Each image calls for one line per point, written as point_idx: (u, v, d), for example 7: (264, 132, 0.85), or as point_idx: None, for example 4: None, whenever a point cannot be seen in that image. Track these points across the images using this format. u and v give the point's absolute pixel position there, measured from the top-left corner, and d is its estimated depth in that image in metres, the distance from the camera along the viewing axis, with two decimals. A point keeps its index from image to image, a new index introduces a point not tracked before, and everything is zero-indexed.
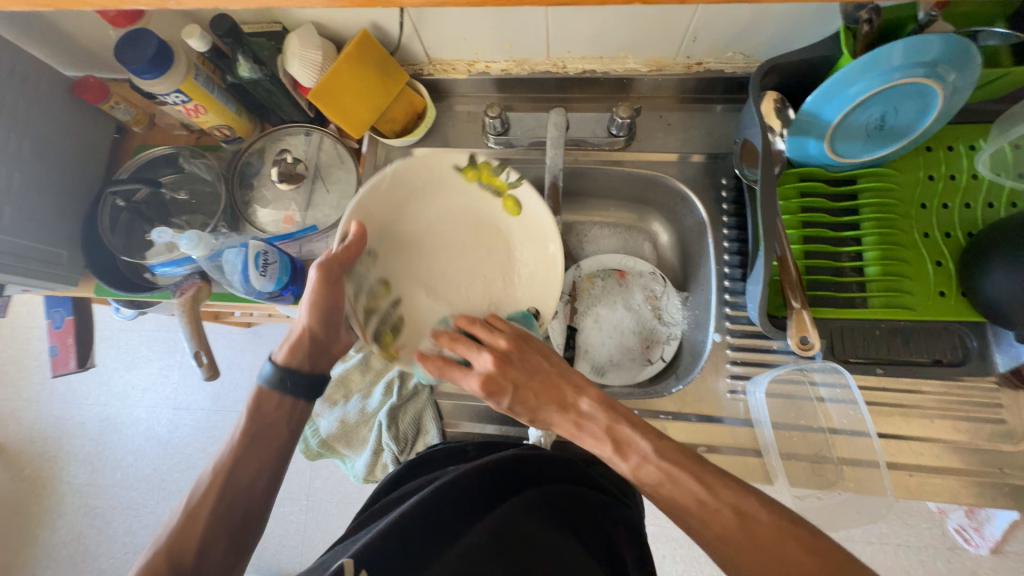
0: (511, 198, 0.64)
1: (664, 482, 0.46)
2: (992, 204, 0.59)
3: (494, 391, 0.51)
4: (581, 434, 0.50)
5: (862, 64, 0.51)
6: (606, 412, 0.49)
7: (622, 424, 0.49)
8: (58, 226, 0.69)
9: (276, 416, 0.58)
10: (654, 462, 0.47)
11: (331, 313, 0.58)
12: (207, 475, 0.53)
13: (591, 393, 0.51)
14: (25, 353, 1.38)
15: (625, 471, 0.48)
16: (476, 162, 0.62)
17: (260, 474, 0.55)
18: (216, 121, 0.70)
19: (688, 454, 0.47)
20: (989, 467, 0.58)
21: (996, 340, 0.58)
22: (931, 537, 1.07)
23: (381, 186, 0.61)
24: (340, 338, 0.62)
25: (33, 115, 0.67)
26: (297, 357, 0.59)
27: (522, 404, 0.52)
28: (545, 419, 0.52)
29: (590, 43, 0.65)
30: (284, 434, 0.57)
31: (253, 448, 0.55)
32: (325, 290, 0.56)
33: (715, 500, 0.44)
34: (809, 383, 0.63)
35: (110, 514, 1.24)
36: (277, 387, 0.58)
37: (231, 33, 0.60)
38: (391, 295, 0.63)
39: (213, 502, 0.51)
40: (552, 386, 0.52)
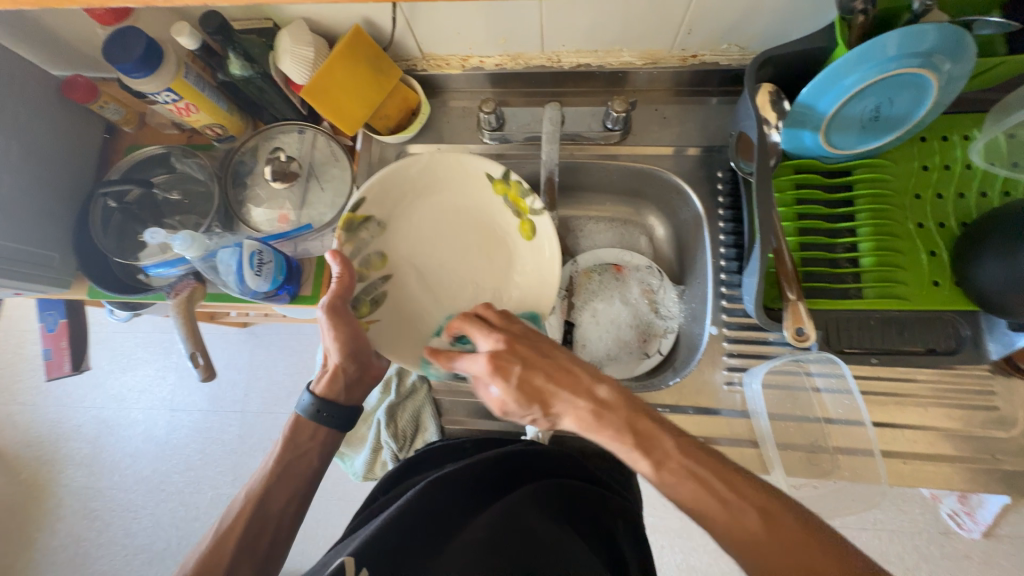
0: (528, 222, 0.64)
1: (687, 483, 0.44)
2: (985, 194, 0.59)
3: (502, 365, 0.50)
4: (598, 425, 0.47)
5: (857, 55, 0.51)
6: (623, 404, 0.47)
7: (643, 418, 0.47)
8: (50, 228, 0.69)
9: (310, 445, 0.59)
10: (674, 458, 0.45)
11: (354, 348, 0.57)
12: (240, 501, 0.54)
13: (608, 383, 0.49)
14: (19, 356, 1.37)
15: (648, 475, 0.45)
16: (508, 178, 0.63)
17: (289, 502, 0.56)
18: (208, 119, 0.69)
19: (705, 453, 0.46)
20: (983, 454, 0.58)
21: (988, 328, 0.58)
22: (925, 523, 1.09)
23: (411, 168, 0.62)
24: (372, 368, 0.61)
25: (21, 115, 0.66)
26: (334, 389, 0.59)
27: (532, 387, 0.50)
28: (556, 410, 0.49)
29: (584, 37, 0.65)
30: (317, 462, 0.59)
31: (283, 479, 0.56)
32: (340, 329, 0.55)
33: (739, 499, 0.43)
34: (805, 374, 0.64)
35: (109, 515, 1.24)
36: (314, 418, 0.59)
37: (220, 30, 0.59)
38: (384, 268, 0.63)
39: (243, 525, 0.52)
40: (566, 372, 0.50)
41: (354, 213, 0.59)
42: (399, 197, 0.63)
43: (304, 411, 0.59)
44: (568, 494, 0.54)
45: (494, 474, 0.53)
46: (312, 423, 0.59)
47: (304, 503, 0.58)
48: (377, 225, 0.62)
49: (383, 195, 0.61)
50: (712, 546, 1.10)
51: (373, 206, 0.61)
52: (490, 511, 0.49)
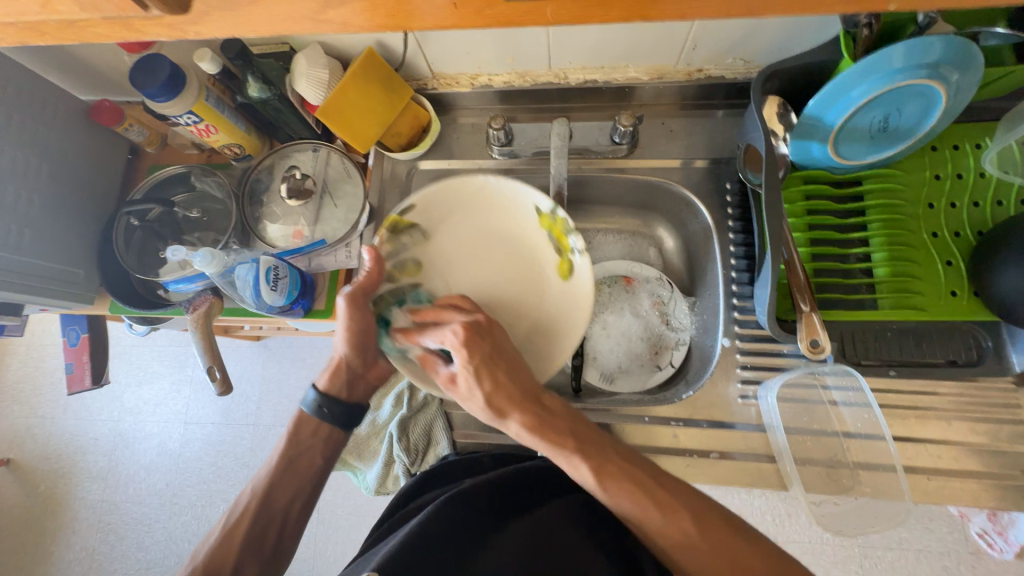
0: (567, 261, 0.63)
1: (627, 492, 0.46)
2: (1000, 202, 0.59)
3: (472, 342, 0.51)
4: (542, 431, 0.49)
5: (861, 69, 0.51)
6: (565, 415, 0.51)
7: (586, 429, 0.50)
8: (75, 245, 0.71)
9: (312, 442, 0.59)
10: (613, 465, 0.48)
11: (363, 342, 0.58)
12: (245, 498, 0.56)
13: (553, 396, 0.52)
14: (40, 371, 1.40)
15: (587, 481, 0.47)
16: (555, 214, 0.61)
17: (293, 499, 0.57)
18: (227, 140, 0.71)
19: (646, 464, 0.49)
20: (1011, 470, 0.56)
21: (1010, 338, 0.58)
22: (953, 543, 1.05)
23: (462, 188, 0.64)
24: (376, 366, 0.62)
25: (52, 138, 0.69)
26: (336, 384, 0.60)
27: (490, 371, 0.51)
28: (502, 403, 0.51)
29: (591, 54, 0.66)
30: (319, 460, 0.59)
31: (287, 474, 0.57)
32: (357, 319, 0.57)
33: (677, 510, 0.46)
34: (822, 387, 0.62)
35: (123, 529, 1.25)
36: (316, 415, 0.59)
37: (241, 55, 0.61)
38: (416, 276, 0.65)
39: (249, 523, 0.53)
40: (521, 375, 0.52)
41: (402, 217, 0.62)
42: (446, 214, 0.65)
43: (308, 407, 0.59)
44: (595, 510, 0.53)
45: (513, 489, 0.53)
46: (315, 419, 0.60)
47: (310, 499, 0.59)
48: (420, 234, 0.64)
49: (430, 208, 0.63)
50: None
51: (419, 216, 0.63)
52: (511, 527, 0.49)
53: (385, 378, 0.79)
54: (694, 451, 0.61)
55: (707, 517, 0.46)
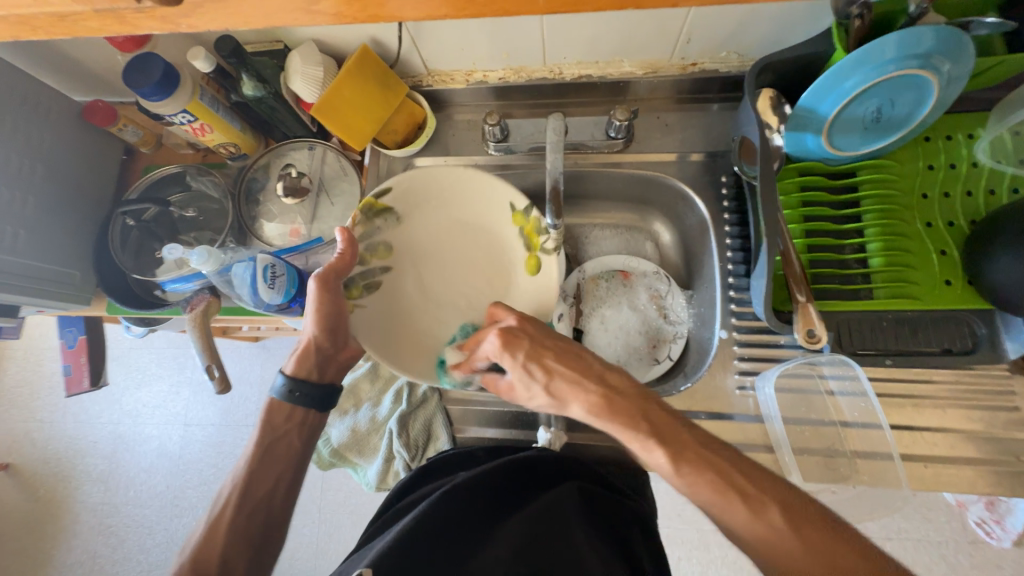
0: (536, 259, 0.65)
1: (705, 478, 0.43)
2: (993, 190, 0.59)
3: (511, 341, 0.52)
4: (609, 412, 0.48)
5: (854, 59, 0.51)
6: (632, 392, 0.49)
7: (657, 411, 0.48)
8: (70, 246, 0.71)
9: (287, 427, 0.59)
10: (689, 449, 0.45)
11: (333, 324, 0.58)
12: (227, 489, 0.56)
13: (617, 373, 0.51)
14: (38, 374, 1.40)
15: (665, 467, 0.45)
16: (528, 213, 0.64)
17: (276, 485, 0.58)
18: (222, 139, 0.71)
19: (727, 451, 0.46)
20: (1007, 456, 0.57)
21: (1005, 327, 0.57)
22: (952, 532, 1.06)
23: (441, 177, 0.64)
24: (346, 347, 0.62)
25: (46, 139, 0.69)
26: (305, 367, 0.60)
27: (540, 364, 0.51)
28: (562, 392, 0.50)
29: (585, 48, 0.66)
30: (296, 446, 0.59)
31: (266, 461, 0.57)
32: (327, 301, 0.57)
33: (760, 494, 0.42)
34: (819, 377, 0.63)
35: (124, 532, 1.25)
36: (288, 399, 0.59)
37: (235, 53, 0.61)
38: (387, 261, 0.64)
39: (232, 512, 0.54)
40: (576, 360, 0.51)
41: (377, 201, 0.61)
42: (423, 198, 0.65)
43: (279, 393, 0.59)
44: (595, 502, 0.53)
45: (508, 485, 0.52)
46: (287, 405, 0.59)
47: (293, 487, 0.59)
48: (394, 218, 0.64)
49: (407, 195, 0.63)
50: (729, 557, 1.09)
51: (396, 200, 0.63)
52: (507, 525, 0.48)
53: (385, 375, 0.80)
54: None
55: (793, 505, 0.42)
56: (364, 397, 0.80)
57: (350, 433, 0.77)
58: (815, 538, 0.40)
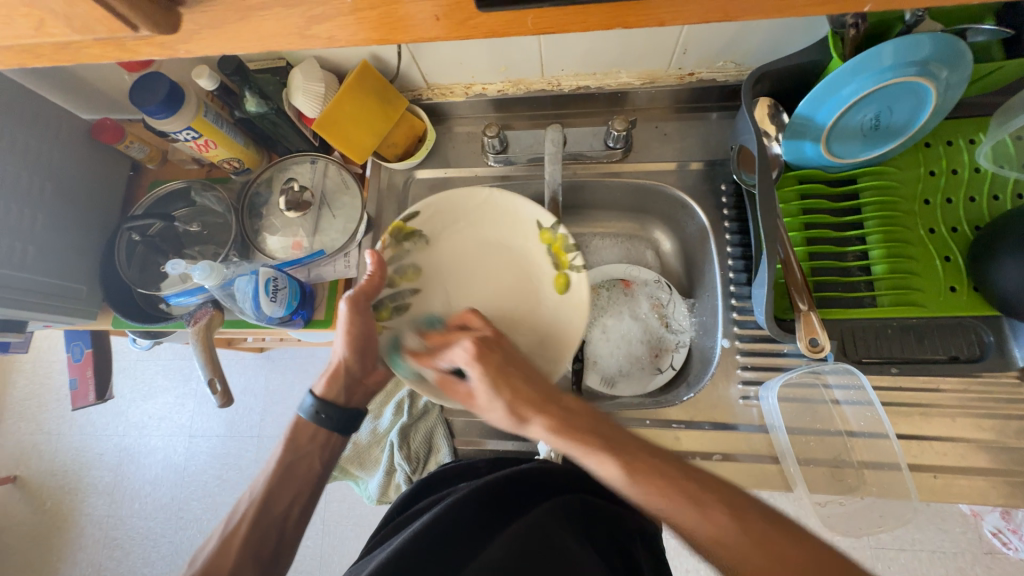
0: (565, 276, 0.64)
1: (656, 485, 0.42)
2: (997, 197, 0.58)
3: (483, 352, 0.52)
4: (565, 429, 0.46)
5: (851, 67, 0.51)
6: (586, 415, 0.48)
7: (609, 426, 0.47)
8: (78, 261, 0.72)
9: (310, 447, 0.60)
10: (641, 458, 0.44)
11: (362, 345, 0.60)
12: (244, 504, 0.56)
13: (573, 395, 0.50)
14: (46, 387, 1.41)
15: (618, 478, 0.43)
16: (556, 231, 0.63)
17: (294, 502, 0.57)
18: (226, 154, 0.72)
19: (679, 462, 0.44)
20: (1018, 466, 0.56)
21: (1013, 334, 0.56)
22: (967, 542, 1.04)
23: (468, 198, 0.65)
24: (375, 371, 0.63)
25: (55, 157, 0.70)
26: (334, 389, 0.61)
27: (506, 379, 0.50)
28: (520, 408, 0.49)
29: (582, 61, 0.67)
30: (317, 466, 0.59)
31: (286, 480, 0.57)
32: (358, 321, 0.58)
33: (710, 500, 0.41)
34: (824, 386, 0.62)
35: (129, 545, 1.25)
36: (315, 420, 0.60)
37: (238, 71, 0.62)
38: (414, 282, 0.65)
39: (247, 528, 0.53)
40: (539, 380, 0.51)
41: (405, 224, 0.63)
42: (451, 220, 0.66)
43: (306, 413, 0.60)
44: (590, 511, 0.53)
45: (510, 489, 0.52)
46: (313, 425, 0.60)
47: (309, 504, 0.58)
48: (422, 240, 0.65)
49: (435, 217, 0.65)
50: None
51: (424, 223, 0.65)
52: (507, 531, 0.48)
53: (386, 386, 0.80)
54: (696, 453, 0.60)
55: (740, 506, 0.41)
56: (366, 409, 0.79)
57: (351, 446, 0.77)
58: (761, 536, 0.39)
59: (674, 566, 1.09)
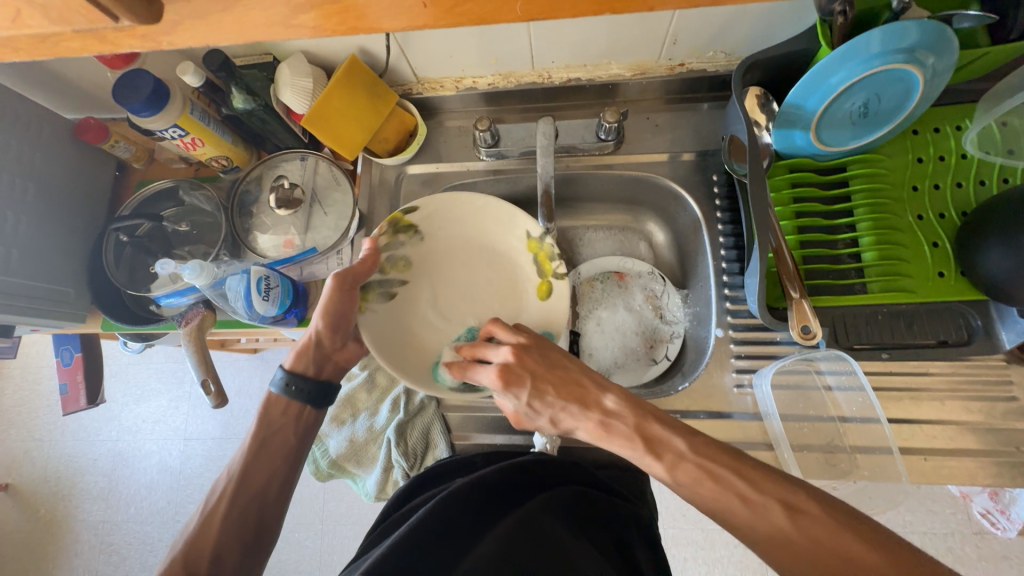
0: (547, 284, 0.65)
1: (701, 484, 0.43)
2: (983, 182, 0.59)
3: (511, 381, 0.51)
4: (608, 436, 0.48)
5: (840, 54, 0.52)
6: (628, 412, 0.48)
7: (653, 423, 0.47)
8: (65, 263, 0.71)
9: (282, 421, 0.59)
10: (687, 458, 0.45)
11: (339, 322, 0.59)
12: (221, 482, 0.55)
13: (614, 392, 0.50)
14: (36, 393, 1.39)
15: (661, 476, 0.45)
16: (544, 241, 0.64)
17: (272, 479, 0.57)
18: (214, 152, 0.71)
19: (725, 452, 0.45)
20: (1007, 447, 0.57)
21: (999, 317, 0.57)
22: (957, 523, 1.06)
23: (460, 203, 0.65)
24: (346, 348, 0.63)
25: (37, 157, 0.69)
26: (304, 362, 0.60)
27: (541, 401, 0.51)
28: (566, 422, 0.51)
29: (572, 52, 0.67)
30: (292, 440, 0.59)
31: (262, 456, 0.57)
32: (338, 299, 0.58)
33: (760, 496, 0.42)
34: (816, 372, 0.63)
35: (126, 549, 1.24)
36: (284, 392, 0.59)
37: (224, 66, 0.61)
38: (404, 275, 0.64)
39: (225, 506, 0.53)
40: (576, 387, 0.51)
41: (404, 217, 0.63)
42: (448, 221, 0.66)
43: (277, 386, 0.59)
44: (582, 505, 0.53)
45: (504, 486, 0.52)
46: (283, 398, 0.59)
47: (287, 483, 0.58)
48: (418, 236, 0.65)
49: (432, 217, 0.65)
50: (735, 557, 1.08)
51: (419, 221, 0.64)
52: (502, 525, 0.48)
53: (382, 383, 0.79)
54: None
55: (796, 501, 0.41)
56: (361, 407, 0.78)
57: (348, 444, 0.76)
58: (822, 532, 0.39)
59: (672, 555, 1.11)
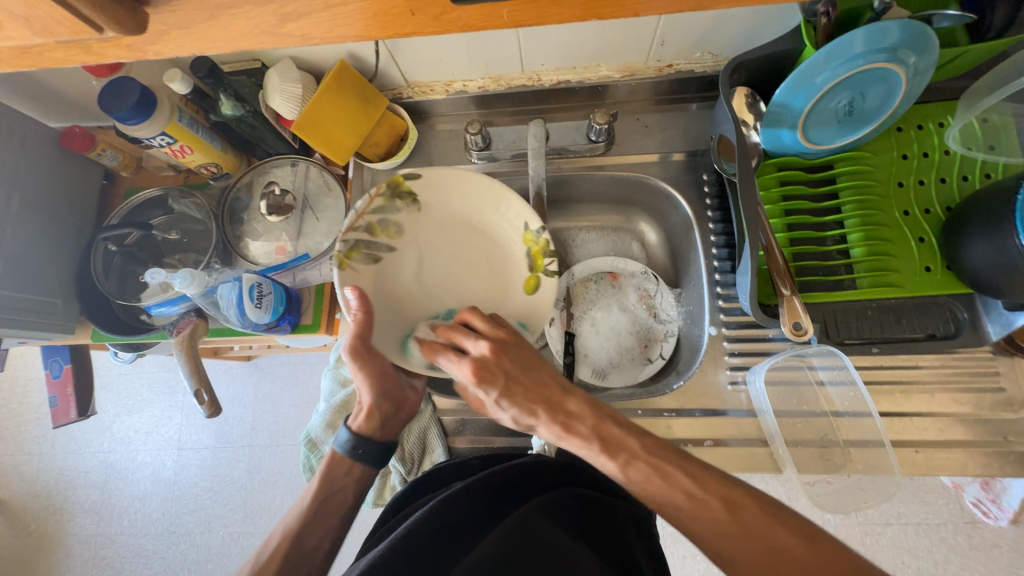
0: (536, 278, 0.65)
1: (650, 480, 0.46)
2: (966, 177, 0.60)
3: (483, 378, 0.50)
4: (567, 435, 0.49)
5: (824, 55, 0.52)
6: (590, 415, 0.49)
7: (610, 423, 0.49)
8: (53, 274, 0.70)
9: (344, 481, 0.57)
10: (638, 458, 0.47)
11: (383, 381, 0.57)
12: (275, 537, 0.53)
13: (578, 397, 0.50)
14: (25, 406, 1.37)
15: (614, 473, 0.47)
16: (540, 236, 0.63)
17: (325, 537, 0.54)
18: (202, 159, 0.71)
19: (674, 451, 0.47)
20: (995, 437, 0.58)
21: (985, 310, 0.58)
22: (950, 513, 1.07)
23: (464, 182, 0.65)
24: (406, 402, 0.61)
25: (23, 168, 0.68)
26: (369, 422, 0.59)
27: (510, 399, 0.50)
28: (528, 418, 0.51)
29: (562, 55, 0.67)
30: (350, 500, 0.56)
31: (322, 513, 0.54)
32: (366, 364, 0.56)
33: (704, 493, 0.45)
34: (808, 368, 0.64)
35: (120, 562, 1.23)
36: (350, 456, 0.57)
37: (212, 73, 0.60)
38: (393, 240, 0.64)
39: (275, 562, 0.50)
40: (545, 388, 0.51)
41: (404, 181, 0.63)
42: (449, 197, 0.66)
43: (341, 448, 0.58)
44: (580, 505, 0.53)
45: (501, 489, 0.52)
46: (349, 461, 0.57)
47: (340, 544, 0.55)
48: (415, 205, 0.65)
49: (434, 188, 0.65)
50: None
51: (420, 189, 0.65)
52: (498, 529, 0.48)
53: None
54: (688, 439, 0.61)
55: (736, 497, 0.44)
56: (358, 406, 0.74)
57: None
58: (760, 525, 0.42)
59: (671, 552, 1.11)
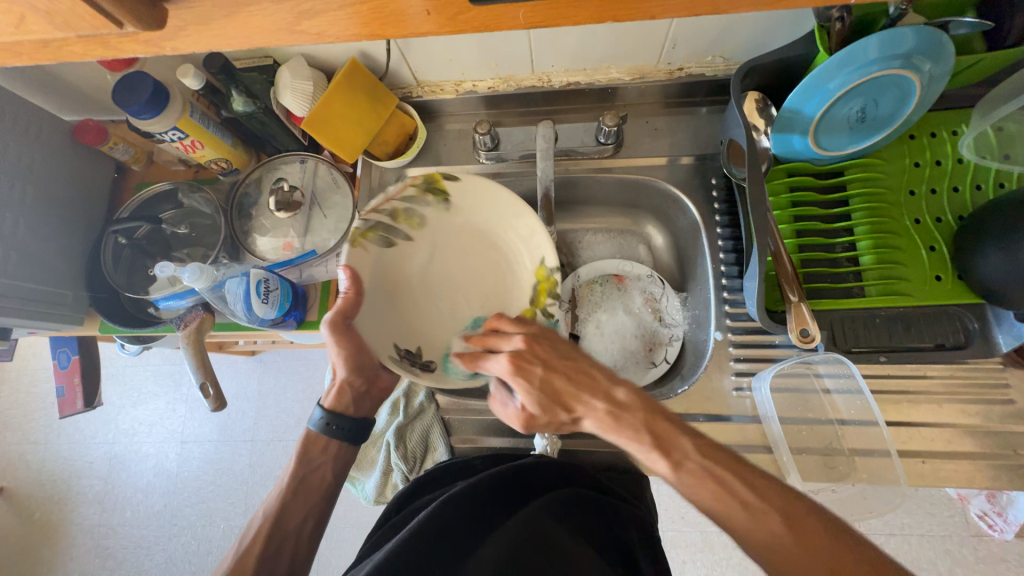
0: (532, 314, 0.63)
1: (706, 486, 0.44)
2: (980, 186, 0.60)
3: (523, 370, 0.50)
4: (616, 427, 0.48)
5: (838, 60, 0.52)
6: (637, 404, 0.49)
7: (662, 420, 0.48)
8: (63, 266, 0.71)
9: (322, 459, 0.60)
10: (694, 458, 0.46)
11: (359, 363, 0.57)
12: (257, 521, 0.56)
13: (624, 386, 0.50)
14: (32, 396, 1.38)
15: (665, 474, 0.46)
16: (551, 274, 0.61)
17: (306, 518, 0.58)
18: (213, 155, 0.71)
19: (727, 456, 0.46)
20: (1003, 449, 0.57)
21: (996, 320, 0.57)
22: (955, 525, 1.06)
23: (500, 199, 0.62)
24: (380, 381, 0.62)
25: (36, 159, 0.69)
26: (343, 401, 0.61)
27: (553, 393, 0.50)
28: (576, 413, 0.51)
29: (573, 57, 0.67)
30: (329, 479, 0.60)
31: (300, 494, 0.58)
32: (344, 343, 0.55)
33: (761, 503, 0.43)
34: (815, 375, 0.63)
35: (122, 553, 1.24)
36: (325, 431, 0.60)
37: (224, 70, 0.61)
38: (411, 233, 0.61)
39: (261, 545, 0.54)
40: (586, 377, 0.51)
41: (441, 179, 0.60)
42: (479, 205, 0.63)
43: (315, 426, 0.60)
44: (585, 506, 0.53)
45: (507, 488, 0.52)
46: (324, 437, 0.60)
47: (321, 521, 0.59)
48: (445, 205, 0.62)
49: (468, 193, 0.62)
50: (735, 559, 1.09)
51: (454, 191, 0.62)
52: (504, 527, 0.48)
53: None
54: None
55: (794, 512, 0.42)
56: None
57: None
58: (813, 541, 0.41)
59: (671, 557, 1.11)
